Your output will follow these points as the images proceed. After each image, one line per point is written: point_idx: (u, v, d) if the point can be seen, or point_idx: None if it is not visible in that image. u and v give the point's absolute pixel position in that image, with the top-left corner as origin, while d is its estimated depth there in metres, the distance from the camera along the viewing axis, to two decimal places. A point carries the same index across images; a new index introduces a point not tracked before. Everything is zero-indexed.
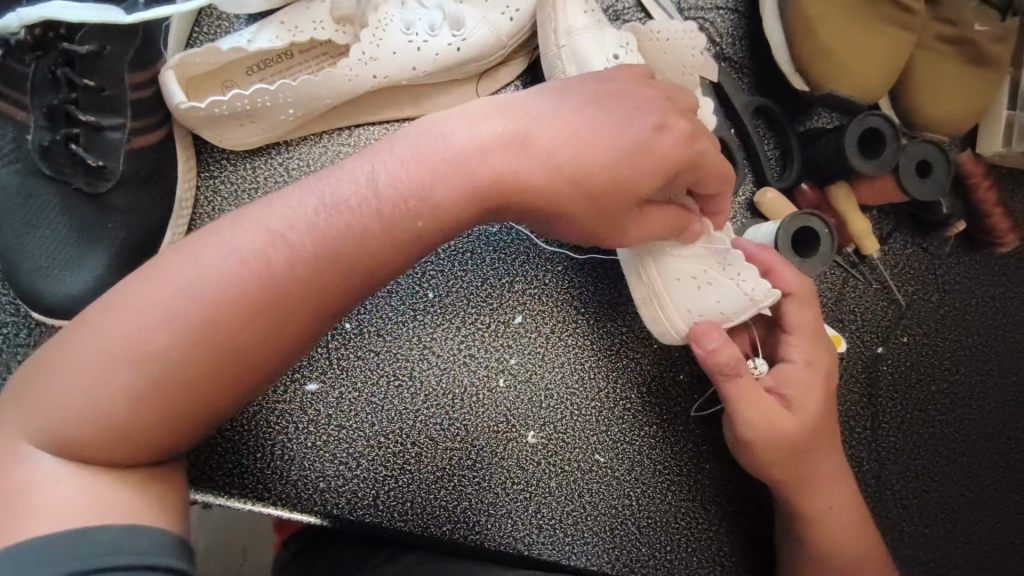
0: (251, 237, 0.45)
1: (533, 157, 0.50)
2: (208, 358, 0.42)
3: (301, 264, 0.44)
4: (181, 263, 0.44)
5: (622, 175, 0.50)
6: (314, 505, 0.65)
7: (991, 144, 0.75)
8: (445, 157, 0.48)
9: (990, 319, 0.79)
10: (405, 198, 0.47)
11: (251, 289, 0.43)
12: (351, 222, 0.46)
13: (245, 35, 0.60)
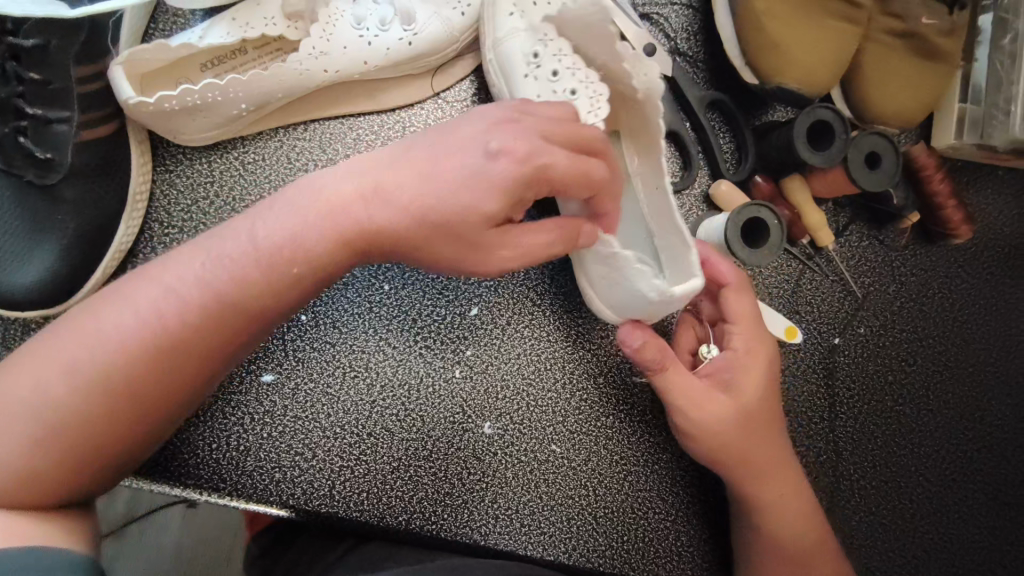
0: (153, 293, 0.48)
1: (379, 199, 0.51)
2: (106, 407, 0.46)
3: (194, 321, 0.48)
4: (89, 325, 0.47)
5: (464, 207, 0.50)
6: (270, 495, 0.66)
7: (944, 136, 0.76)
8: (301, 208, 0.51)
9: (947, 310, 0.79)
10: (277, 251, 0.49)
11: (152, 346, 0.47)
12: (234, 279, 0.48)
13: (197, 33, 0.61)
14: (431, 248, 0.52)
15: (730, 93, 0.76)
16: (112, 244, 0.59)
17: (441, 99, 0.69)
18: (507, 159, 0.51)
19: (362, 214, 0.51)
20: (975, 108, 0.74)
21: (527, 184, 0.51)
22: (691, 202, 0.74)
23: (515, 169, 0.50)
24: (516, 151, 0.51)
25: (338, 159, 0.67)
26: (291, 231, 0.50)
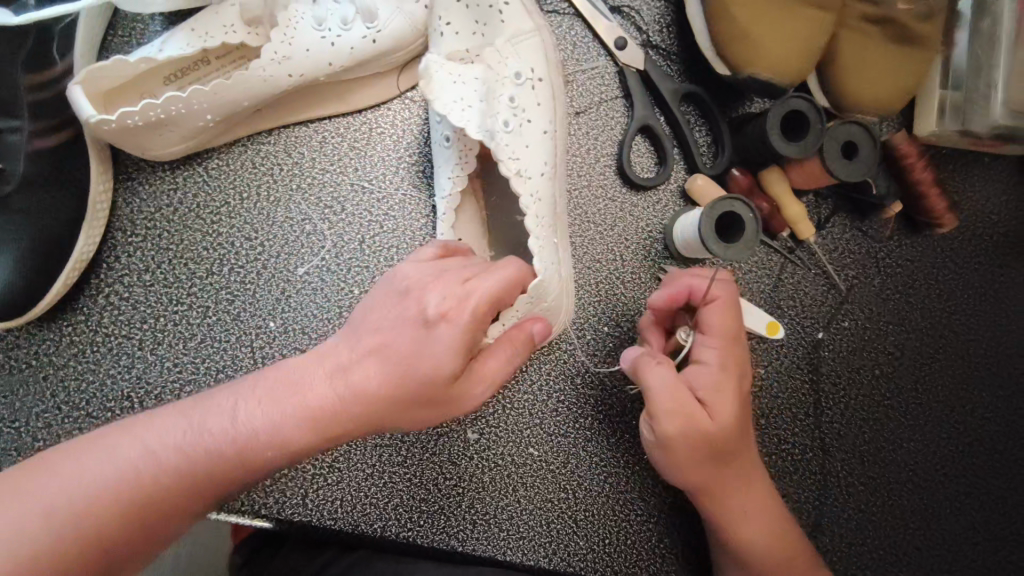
0: (130, 451, 0.45)
1: (356, 370, 0.47)
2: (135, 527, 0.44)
3: (169, 481, 0.45)
4: (124, 443, 0.45)
5: (426, 376, 0.47)
6: (242, 504, 0.66)
7: (926, 124, 0.75)
8: (288, 399, 0.47)
9: (934, 302, 0.78)
10: (253, 431, 0.46)
11: (124, 503, 0.44)
12: (212, 450, 0.46)
13: (157, 47, 0.60)
14: (409, 419, 0.49)
15: (705, 85, 0.74)
16: (74, 254, 0.59)
17: (407, 99, 0.68)
18: (450, 299, 0.47)
19: (350, 386, 0.47)
20: (956, 94, 0.72)
21: (478, 327, 0.47)
22: (668, 197, 0.73)
23: (455, 321, 0.47)
24: (453, 308, 0.47)
25: (302, 163, 0.66)
26: (274, 407, 0.47)
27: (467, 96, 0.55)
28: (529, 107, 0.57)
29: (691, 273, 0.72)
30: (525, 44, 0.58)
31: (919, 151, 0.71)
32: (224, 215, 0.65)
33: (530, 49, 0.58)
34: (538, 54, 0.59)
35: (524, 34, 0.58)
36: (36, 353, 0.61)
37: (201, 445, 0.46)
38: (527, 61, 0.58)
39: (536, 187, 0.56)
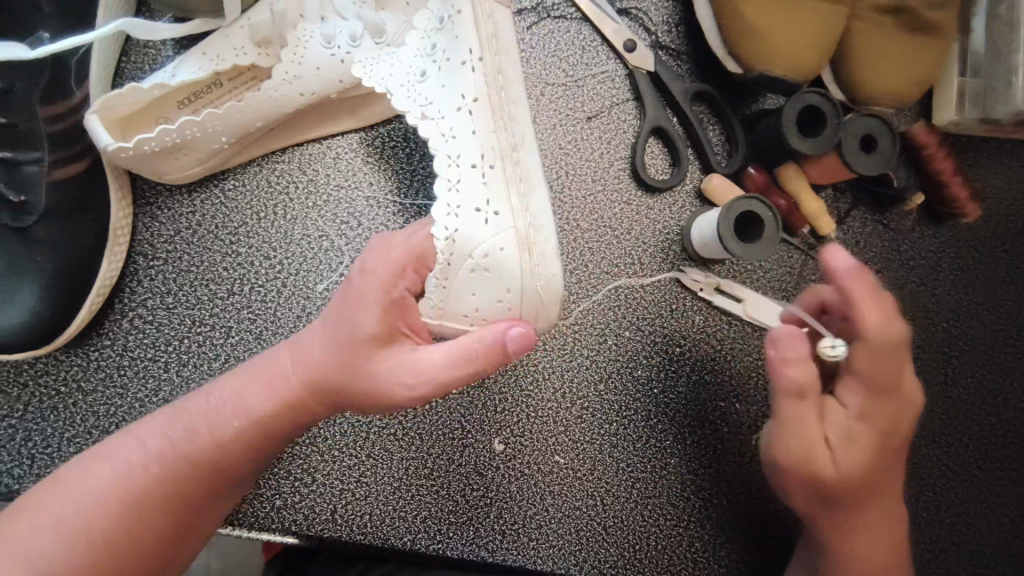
0: (125, 447, 0.52)
1: (305, 342, 0.53)
2: (133, 518, 0.50)
3: (158, 467, 0.51)
4: (119, 447, 0.52)
5: (358, 335, 0.50)
6: (272, 523, 0.66)
7: (944, 113, 0.73)
8: (250, 381, 0.53)
9: (961, 293, 0.76)
10: (222, 412, 0.52)
11: (125, 494, 0.50)
12: (190, 433, 0.52)
13: (169, 71, 0.60)
14: (366, 388, 0.51)
15: (716, 84, 0.73)
16: (97, 280, 0.59)
17: None
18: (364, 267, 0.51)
19: (302, 358, 0.52)
20: (974, 81, 0.72)
21: (395, 284, 0.50)
22: (683, 198, 0.73)
23: (368, 276, 0.50)
24: (367, 267, 0.51)
25: (317, 180, 0.67)
26: (239, 389, 0.53)
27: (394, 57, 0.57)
28: (456, 83, 0.54)
29: (710, 274, 0.71)
30: (453, 19, 0.55)
31: (937, 141, 0.70)
32: (243, 235, 0.65)
33: (460, 21, 0.55)
34: (468, 22, 0.54)
35: (453, 8, 0.55)
36: (65, 380, 0.62)
37: (180, 430, 0.52)
38: (449, 33, 0.55)
39: (455, 154, 0.53)
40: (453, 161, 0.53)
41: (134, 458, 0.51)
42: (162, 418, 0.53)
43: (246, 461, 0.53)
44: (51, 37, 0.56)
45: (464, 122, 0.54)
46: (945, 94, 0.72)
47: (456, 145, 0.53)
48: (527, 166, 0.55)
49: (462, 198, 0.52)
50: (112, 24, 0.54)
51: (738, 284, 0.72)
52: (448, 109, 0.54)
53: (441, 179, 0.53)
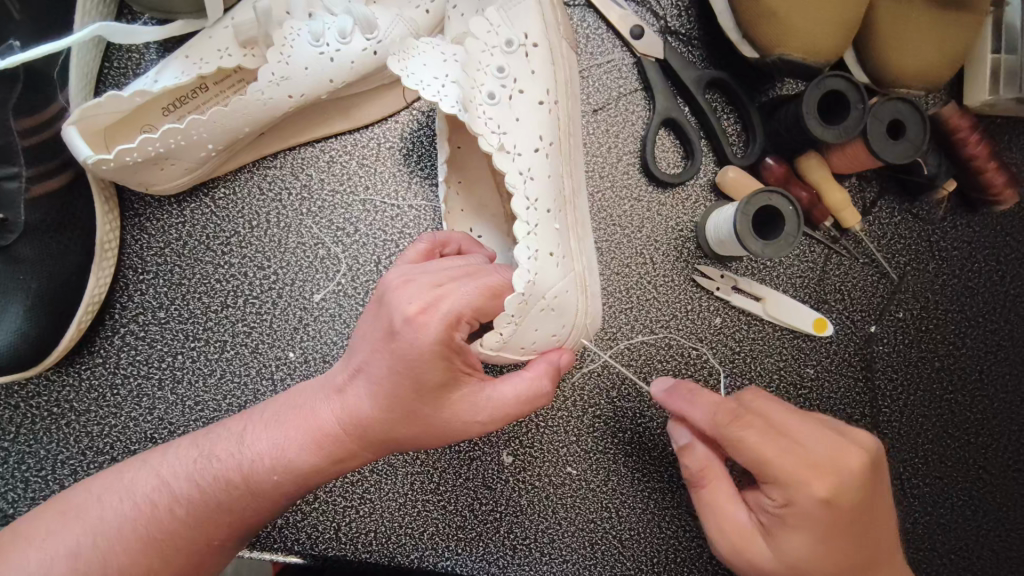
0: (152, 482, 0.49)
1: (353, 388, 0.48)
2: (151, 553, 0.48)
3: (187, 512, 0.48)
4: (143, 478, 0.50)
5: (410, 386, 0.46)
6: (274, 542, 0.64)
7: (977, 94, 0.68)
8: (289, 425, 0.49)
9: (998, 285, 0.71)
10: (260, 459, 0.48)
11: (150, 533, 0.48)
12: (222, 479, 0.49)
13: (152, 77, 0.57)
14: (414, 434, 0.48)
15: (731, 69, 0.69)
16: (85, 297, 0.57)
17: (415, 110, 0.64)
18: (417, 313, 0.44)
19: (347, 405, 0.48)
20: (1010, 58, 0.66)
21: (451, 339, 0.45)
22: (697, 193, 0.69)
23: (422, 330, 0.44)
24: (419, 314, 0.44)
25: (311, 185, 0.64)
26: (278, 436, 0.49)
27: (450, 73, 0.53)
28: (525, 117, 0.53)
29: (727, 272, 0.67)
30: (526, 51, 0.54)
31: (971, 124, 0.65)
32: (235, 245, 0.62)
33: (535, 57, 0.55)
34: (543, 60, 0.55)
35: (527, 40, 0.54)
36: (56, 401, 0.60)
37: (210, 474, 0.49)
38: (524, 65, 0.54)
39: (531, 194, 0.51)
40: (532, 202, 0.51)
41: (159, 492, 0.49)
42: (192, 455, 0.50)
43: (279, 505, 0.50)
44: (24, 45, 0.53)
45: (540, 163, 0.53)
46: (978, 73, 0.68)
47: (535, 185, 0.52)
48: (580, 211, 0.58)
49: (540, 238, 0.51)
50: (88, 29, 0.51)
51: (757, 282, 0.69)
52: (525, 146, 0.52)
53: (520, 221, 0.50)
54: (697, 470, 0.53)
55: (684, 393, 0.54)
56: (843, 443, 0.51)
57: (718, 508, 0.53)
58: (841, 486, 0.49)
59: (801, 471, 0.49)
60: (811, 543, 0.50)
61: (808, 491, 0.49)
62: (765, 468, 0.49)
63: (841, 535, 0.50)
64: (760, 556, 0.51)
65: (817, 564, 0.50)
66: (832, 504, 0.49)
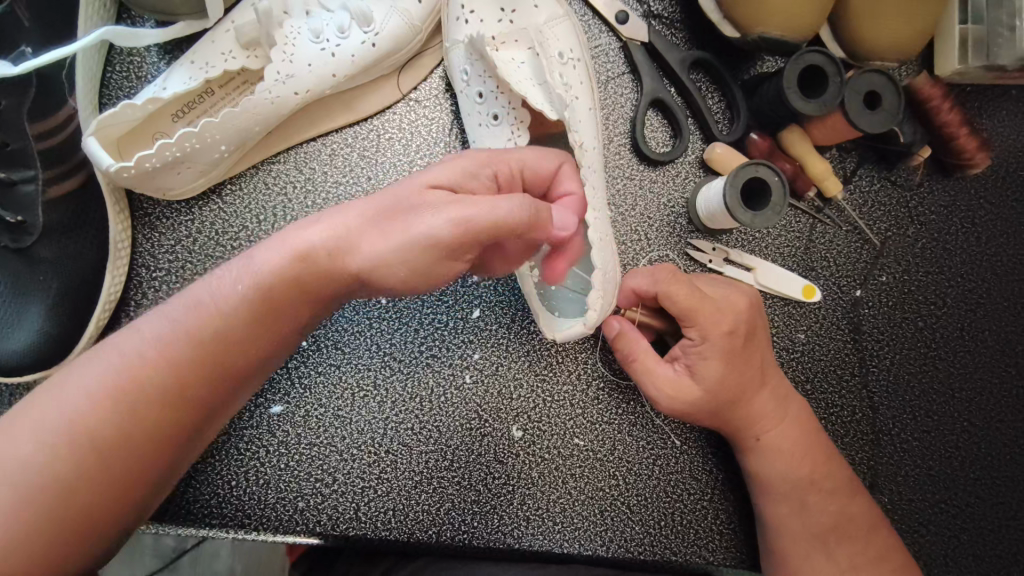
0: (139, 348, 0.47)
1: (345, 229, 0.48)
2: (148, 415, 0.47)
3: (172, 372, 0.47)
4: (122, 347, 0.47)
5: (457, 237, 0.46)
6: (297, 525, 0.66)
7: (947, 64, 0.71)
8: (270, 271, 0.48)
9: (973, 246, 0.75)
10: (238, 308, 0.48)
11: (139, 395, 0.46)
12: (203, 332, 0.48)
13: (159, 84, 0.58)
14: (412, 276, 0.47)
15: (713, 50, 0.72)
16: (102, 293, 0.59)
17: (411, 100, 0.67)
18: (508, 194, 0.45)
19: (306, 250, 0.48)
20: (976, 27, 0.70)
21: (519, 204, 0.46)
22: (687, 170, 0.71)
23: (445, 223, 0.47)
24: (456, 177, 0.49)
25: (315, 178, 0.65)
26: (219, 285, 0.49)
27: (527, 77, 0.57)
28: (583, 116, 0.57)
29: (719, 245, 0.70)
30: (575, 63, 0.59)
31: (942, 93, 0.69)
32: (244, 239, 0.64)
33: (581, 69, 0.60)
34: (585, 71, 0.60)
35: (574, 55, 0.59)
36: None
37: (198, 328, 0.48)
38: (576, 74, 0.58)
39: (597, 186, 0.56)
40: (597, 191, 0.56)
41: (143, 358, 0.47)
42: (179, 315, 0.48)
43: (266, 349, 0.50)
44: (35, 52, 0.55)
45: (594, 160, 0.57)
46: (946, 44, 0.71)
47: (596, 179, 0.56)
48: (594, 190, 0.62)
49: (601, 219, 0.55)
50: (95, 33, 0.52)
51: (748, 253, 0.71)
52: (590, 146, 0.57)
53: (591, 207, 0.54)
54: (628, 351, 0.61)
55: (637, 274, 0.63)
56: (735, 286, 0.63)
57: (651, 365, 0.61)
58: (736, 318, 0.61)
59: (707, 310, 0.60)
60: (724, 367, 0.60)
61: (716, 325, 0.60)
62: (688, 313, 0.59)
63: (738, 360, 0.61)
64: (688, 390, 0.60)
65: (728, 384, 0.60)
66: (731, 335, 0.60)
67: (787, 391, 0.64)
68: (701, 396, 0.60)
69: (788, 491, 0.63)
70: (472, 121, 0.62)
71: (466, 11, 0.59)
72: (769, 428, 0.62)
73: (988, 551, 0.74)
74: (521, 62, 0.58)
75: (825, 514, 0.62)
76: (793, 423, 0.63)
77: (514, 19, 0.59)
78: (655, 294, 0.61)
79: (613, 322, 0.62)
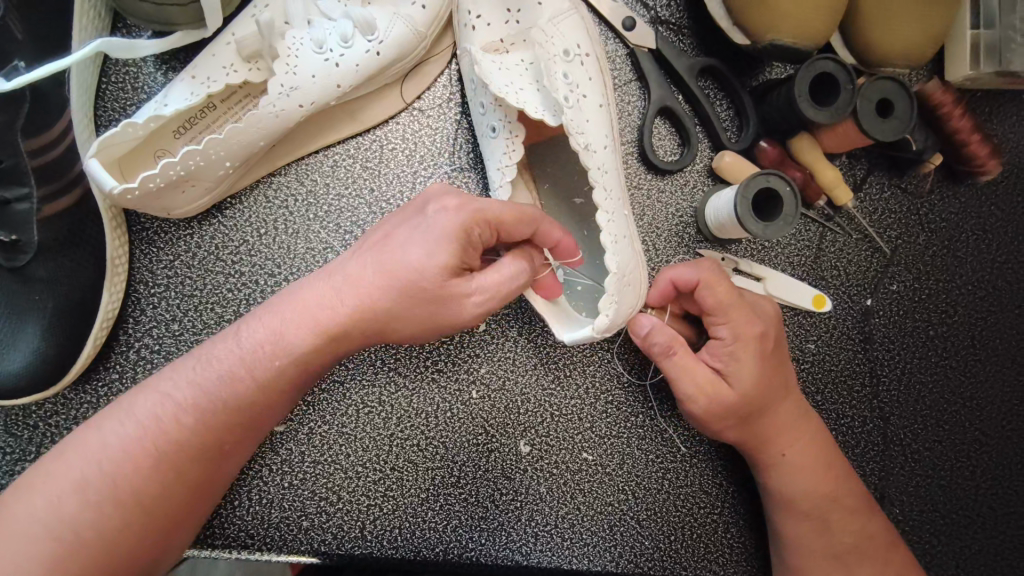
0: (154, 401, 0.48)
1: (348, 275, 0.49)
2: (170, 462, 0.47)
3: (192, 421, 0.48)
4: (139, 400, 0.48)
5: (427, 269, 0.47)
6: (301, 545, 0.65)
7: (958, 69, 0.70)
8: (281, 316, 0.49)
9: (984, 253, 0.74)
10: (257, 354, 0.49)
11: (160, 446, 0.47)
12: (223, 380, 0.48)
13: (159, 100, 0.56)
14: (413, 316, 0.49)
15: (721, 56, 0.71)
16: (99, 311, 0.58)
17: (415, 110, 0.65)
18: (449, 216, 0.48)
19: (314, 307, 0.49)
20: (988, 32, 0.69)
21: (468, 234, 0.48)
22: (696, 179, 0.70)
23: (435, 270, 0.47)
24: (449, 214, 0.48)
25: (317, 190, 0.64)
26: (235, 341, 0.50)
27: (518, 82, 0.55)
28: (590, 114, 0.55)
29: (728, 255, 0.68)
30: (582, 59, 0.57)
31: (954, 99, 0.67)
32: (245, 253, 0.63)
33: (590, 65, 0.57)
34: (595, 67, 0.58)
35: (581, 50, 0.57)
36: (75, 419, 0.60)
37: (215, 377, 0.48)
38: (583, 72, 0.56)
39: (608, 186, 0.55)
40: (609, 193, 0.54)
41: (162, 411, 0.48)
42: (194, 365, 0.49)
43: (287, 396, 0.51)
44: (28, 66, 0.53)
45: (607, 157, 0.56)
46: (958, 49, 0.70)
47: (608, 179, 0.55)
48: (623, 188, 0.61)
49: (616, 216, 0.54)
50: (90, 47, 0.51)
51: (757, 263, 0.70)
52: (598, 145, 0.55)
53: (601, 211, 0.54)
54: (665, 343, 0.58)
55: (675, 267, 0.61)
56: (758, 296, 0.63)
57: (684, 362, 0.58)
58: (767, 322, 0.60)
59: (740, 310, 0.59)
60: (757, 368, 0.59)
61: (749, 324, 0.59)
62: (722, 310, 0.58)
63: (769, 362, 0.60)
64: (720, 392, 0.58)
65: (760, 388, 0.59)
66: (762, 338, 0.59)
67: (804, 400, 0.63)
68: (736, 399, 0.59)
69: (806, 503, 0.62)
70: (482, 130, 0.60)
71: (473, 16, 0.58)
72: (791, 438, 0.61)
73: (1000, 562, 0.73)
74: (520, 67, 0.56)
75: (833, 526, 0.62)
76: (811, 432, 0.63)
77: (521, 18, 0.58)
78: (694, 285, 0.59)
79: (643, 318, 0.59)
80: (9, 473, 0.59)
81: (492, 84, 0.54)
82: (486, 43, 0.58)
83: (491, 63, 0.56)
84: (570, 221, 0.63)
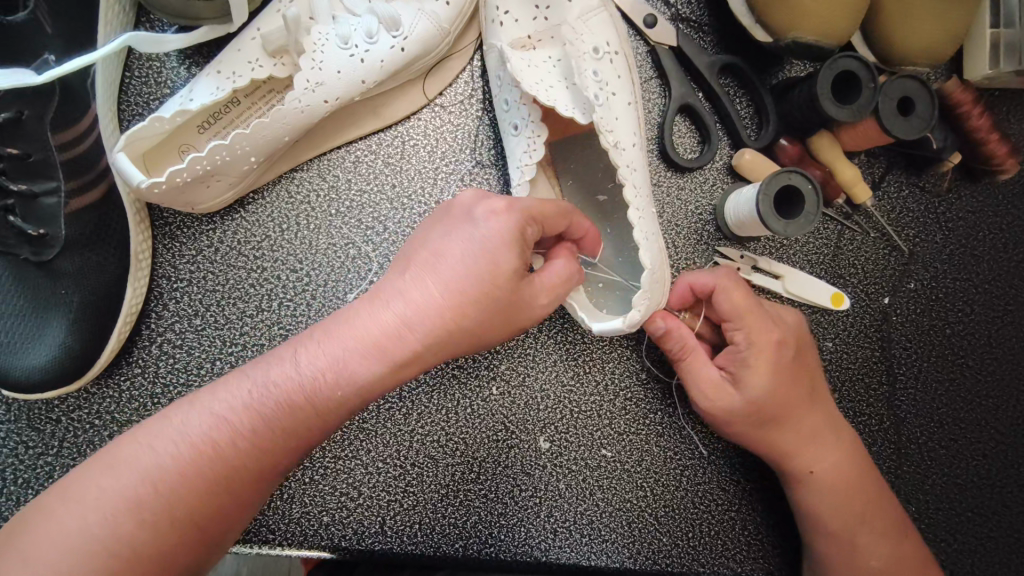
0: (205, 418, 0.45)
1: (410, 291, 0.47)
2: (223, 483, 0.45)
3: (249, 443, 0.45)
4: (188, 418, 0.46)
5: (485, 275, 0.46)
6: (321, 539, 0.65)
7: (977, 68, 0.70)
8: (339, 340, 0.46)
9: (1001, 253, 0.74)
10: (318, 378, 0.46)
11: (213, 466, 0.45)
12: (280, 404, 0.45)
13: (184, 94, 0.56)
14: (476, 326, 0.47)
15: (741, 54, 0.71)
16: (124, 305, 0.58)
17: (437, 106, 0.65)
18: (500, 219, 0.47)
19: (375, 330, 0.46)
20: (1008, 31, 0.69)
21: (523, 234, 0.48)
22: (715, 176, 0.70)
23: (496, 277, 0.47)
24: (501, 217, 0.47)
25: (338, 186, 0.64)
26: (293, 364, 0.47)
27: (548, 78, 0.55)
28: (617, 112, 0.56)
29: (747, 253, 0.69)
30: (610, 57, 0.57)
31: (973, 98, 0.67)
32: (267, 248, 0.63)
33: (618, 63, 0.58)
34: (623, 65, 0.58)
35: (610, 48, 0.57)
36: (98, 413, 0.60)
37: (271, 399, 0.46)
38: (611, 69, 0.57)
39: (636, 183, 0.55)
40: (637, 189, 0.55)
41: (214, 432, 0.45)
42: (248, 386, 0.46)
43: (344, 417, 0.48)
44: (57, 59, 0.53)
45: (635, 155, 0.56)
46: (977, 49, 0.70)
47: (636, 175, 0.55)
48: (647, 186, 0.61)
49: (644, 212, 0.54)
50: (119, 40, 0.51)
51: (775, 261, 0.70)
52: (627, 142, 0.55)
53: (630, 208, 0.53)
54: (678, 349, 0.59)
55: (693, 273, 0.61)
56: (779, 307, 0.62)
57: (696, 366, 0.59)
58: (782, 331, 0.60)
59: (757, 317, 0.58)
60: (772, 377, 0.58)
61: (764, 333, 0.58)
62: (739, 316, 0.58)
63: (787, 372, 0.59)
64: (731, 399, 0.58)
65: (774, 397, 0.58)
66: (779, 346, 0.58)
67: (825, 408, 0.63)
68: (750, 407, 0.58)
69: (826, 500, 0.62)
70: (505, 127, 0.60)
71: (501, 12, 0.58)
72: (807, 445, 0.61)
73: (1014, 560, 0.73)
74: (549, 64, 0.57)
75: (856, 523, 0.62)
76: (829, 440, 0.62)
77: (548, 15, 0.58)
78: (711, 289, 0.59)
79: (658, 319, 0.59)
80: (33, 466, 0.59)
81: (523, 81, 0.54)
82: (513, 38, 0.58)
83: (519, 59, 0.56)
84: (593, 218, 0.63)
